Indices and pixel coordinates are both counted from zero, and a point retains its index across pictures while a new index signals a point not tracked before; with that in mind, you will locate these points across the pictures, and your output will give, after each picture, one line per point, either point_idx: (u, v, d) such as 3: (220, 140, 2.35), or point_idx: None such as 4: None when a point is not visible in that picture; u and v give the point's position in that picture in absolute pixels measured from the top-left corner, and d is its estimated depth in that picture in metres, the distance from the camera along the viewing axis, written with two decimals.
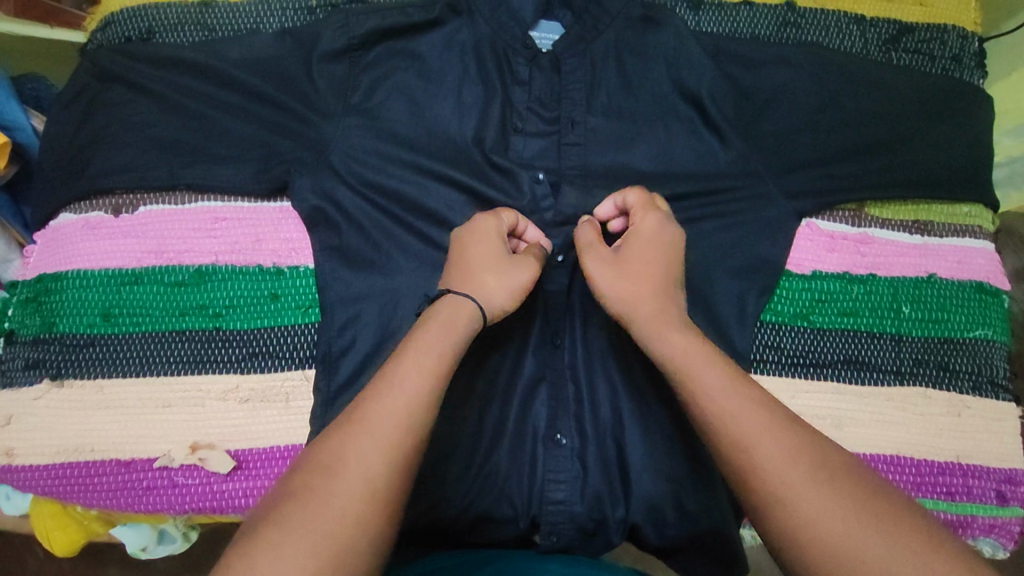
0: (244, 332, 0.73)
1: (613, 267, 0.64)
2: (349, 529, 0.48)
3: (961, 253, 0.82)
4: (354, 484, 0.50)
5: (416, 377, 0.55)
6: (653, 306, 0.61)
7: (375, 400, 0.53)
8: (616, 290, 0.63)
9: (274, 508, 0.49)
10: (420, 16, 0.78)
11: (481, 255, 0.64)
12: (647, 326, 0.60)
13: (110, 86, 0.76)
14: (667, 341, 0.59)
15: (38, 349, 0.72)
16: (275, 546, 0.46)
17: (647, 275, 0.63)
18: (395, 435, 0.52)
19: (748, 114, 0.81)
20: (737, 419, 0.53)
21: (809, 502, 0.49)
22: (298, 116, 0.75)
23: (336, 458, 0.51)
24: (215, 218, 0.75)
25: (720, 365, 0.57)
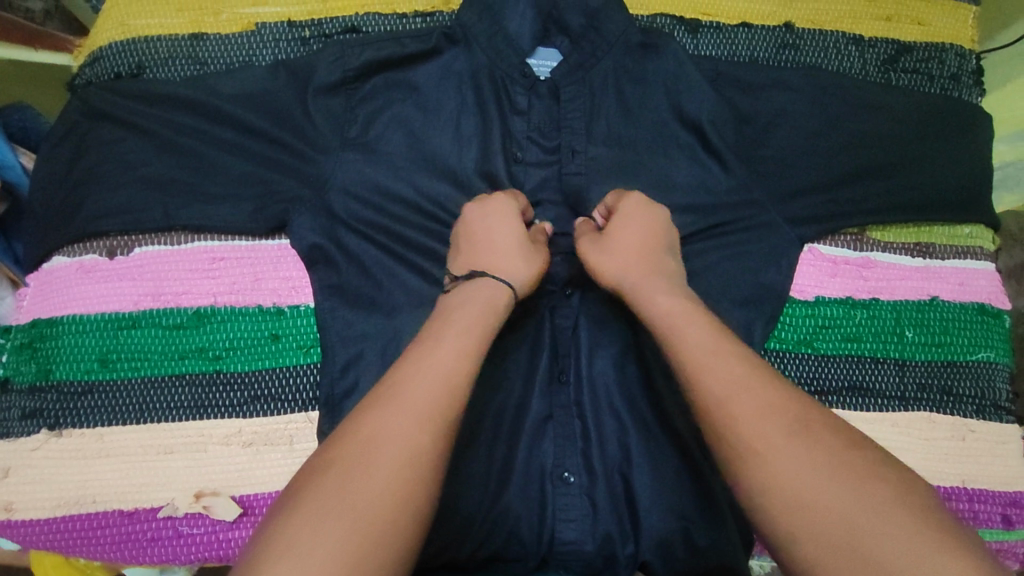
0: (246, 374, 0.72)
1: (595, 246, 0.67)
2: (384, 506, 0.47)
3: (962, 275, 0.82)
4: (387, 463, 0.49)
5: (450, 368, 0.54)
6: (633, 277, 0.63)
7: (409, 378, 0.53)
8: (599, 266, 0.66)
9: (307, 484, 0.48)
10: (416, 47, 0.77)
11: (501, 237, 0.66)
12: (630, 296, 0.63)
13: (102, 125, 0.75)
14: (650, 308, 0.61)
15: (35, 398, 0.71)
16: (309, 521, 0.46)
17: (630, 249, 0.65)
18: (429, 412, 0.51)
19: (749, 139, 0.80)
20: (762, 391, 0.52)
21: (834, 476, 0.47)
22: (295, 151, 0.73)
23: (369, 436, 0.50)
24: (212, 258, 0.74)
25: (734, 337, 0.57)
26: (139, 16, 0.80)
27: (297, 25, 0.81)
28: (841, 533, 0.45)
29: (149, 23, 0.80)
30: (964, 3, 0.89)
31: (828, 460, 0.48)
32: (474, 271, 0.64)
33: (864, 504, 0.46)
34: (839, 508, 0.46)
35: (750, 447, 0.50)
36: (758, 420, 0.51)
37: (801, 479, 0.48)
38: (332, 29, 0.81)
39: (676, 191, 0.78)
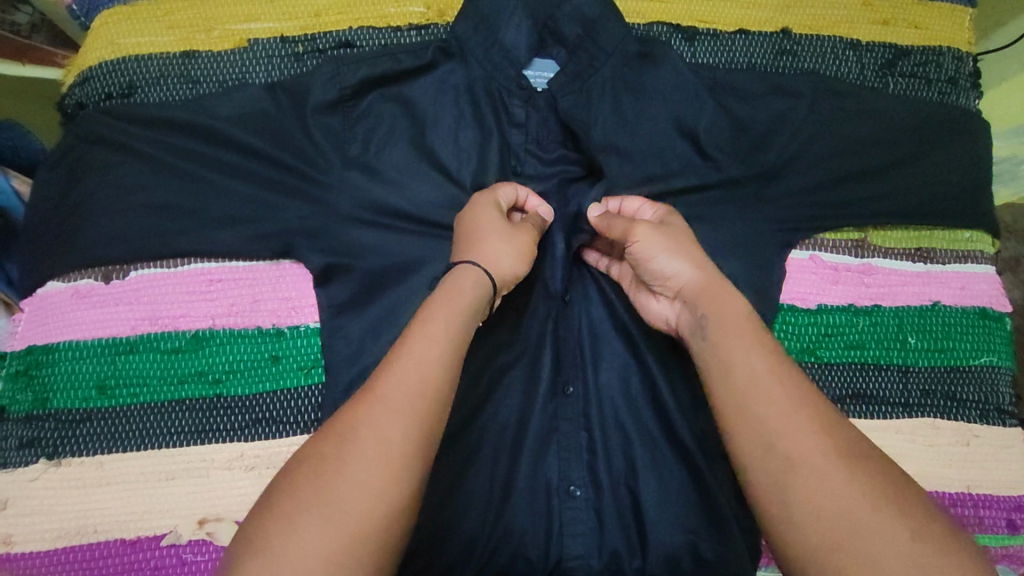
0: (247, 397, 0.72)
1: (664, 235, 0.64)
2: (358, 509, 0.47)
3: (964, 279, 0.82)
4: (359, 465, 0.48)
5: (431, 353, 0.53)
6: (708, 276, 0.62)
7: (387, 374, 0.52)
8: (671, 256, 0.63)
9: (286, 481, 0.49)
10: (411, 62, 0.76)
11: (489, 228, 0.65)
12: (703, 292, 0.61)
13: (95, 147, 0.74)
14: (723, 308, 0.59)
15: (33, 427, 0.70)
16: (286, 520, 0.46)
17: (693, 247, 0.64)
18: (402, 412, 0.50)
19: (751, 146, 0.79)
20: (774, 393, 0.53)
21: (833, 478, 0.49)
22: (294, 171, 0.73)
23: (345, 434, 0.50)
24: (209, 280, 0.74)
25: (765, 342, 0.57)
26: (129, 35, 0.80)
27: (289, 41, 0.80)
28: (828, 531, 0.47)
29: (140, 41, 0.80)
30: (960, 5, 0.89)
31: (832, 464, 0.50)
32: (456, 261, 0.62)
33: (856, 506, 0.48)
34: (832, 509, 0.48)
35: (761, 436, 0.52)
36: (762, 420, 0.53)
37: (803, 478, 0.49)
38: (325, 44, 0.80)
39: (678, 203, 0.78)
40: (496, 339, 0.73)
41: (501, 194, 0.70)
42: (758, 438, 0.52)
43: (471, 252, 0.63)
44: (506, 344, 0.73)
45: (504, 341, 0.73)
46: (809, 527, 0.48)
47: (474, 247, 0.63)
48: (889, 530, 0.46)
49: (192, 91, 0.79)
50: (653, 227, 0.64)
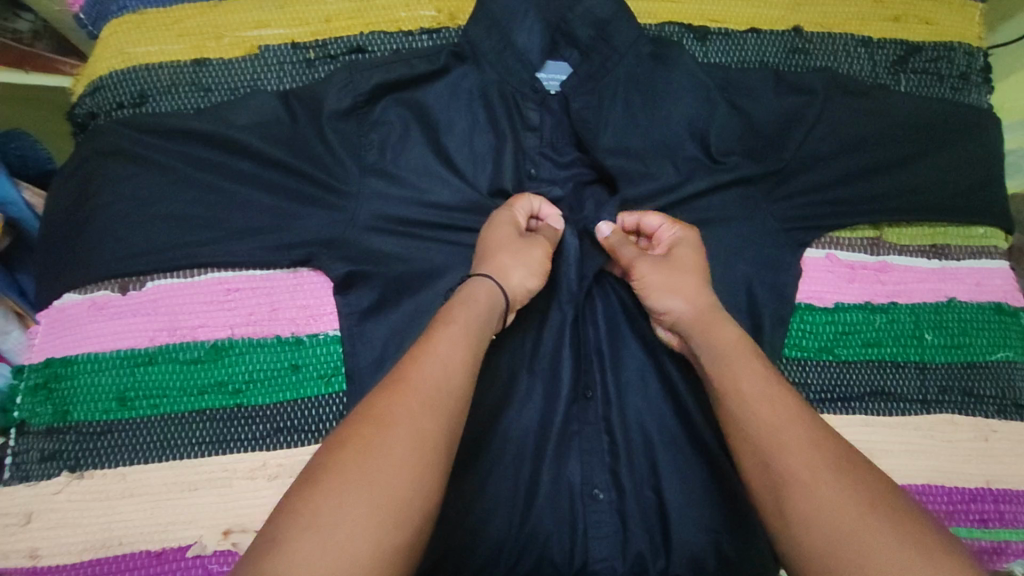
0: (267, 407, 0.72)
1: (662, 272, 0.66)
2: (404, 487, 0.47)
3: (978, 275, 0.82)
4: (403, 444, 0.49)
5: (455, 351, 0.56)
6: (702, 309, 0.63)
7: (418, 367, 0.54)
8: (665, 292, 0.65)
9: (325, 460, 0.48)
10: (426, 67, 0.76)
11: (504, 240, 0.67)
12: (697, 327, 0.63)
13: (113, 159, 0.75)
14: (716, 340, 0.61)
15: (54, 440, 0.71)
16: (335, 495, 0.46)
17: (692, 278, 0.65)
18: (437, 398, 0.52)
19: (766, 144, 0.79)
20: (769, 407, 0.55)
21: (825, 490, 0.49)
22: (313, 180, 0.73)
23: (384, 414, 0.50)
24: (227, 290, 0.74)
25: (758, 366, 0.59)
26: (138, 44, 0.80)
27: (301, 46, 0.80)
28: (822, 540, 0.48)
29: (150, 50, 0.80)
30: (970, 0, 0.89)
31: (827, 475, 0.50)
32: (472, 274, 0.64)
33: (848, 516, 0.48)
34: (828, 518, 0.48)
35: (766, 429, 0.54)
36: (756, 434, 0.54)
37: (797, 490, 0.50)
38: (337, 49, 0.80)
39: (694, 202, 0.77)
40: (515, 344, 0.73)
41: (520, 205, 0.71)
42: (754, 452, 0.54)
43: (486, 263, 0.65)
44: (524, 348, 0.73)
45: (522, 345, 0.73)
46: (808, 534, 0.48)
47: (489, 258, 0.65)
48: (886, 539, 0.46)
49: (204, 99, 0.79)
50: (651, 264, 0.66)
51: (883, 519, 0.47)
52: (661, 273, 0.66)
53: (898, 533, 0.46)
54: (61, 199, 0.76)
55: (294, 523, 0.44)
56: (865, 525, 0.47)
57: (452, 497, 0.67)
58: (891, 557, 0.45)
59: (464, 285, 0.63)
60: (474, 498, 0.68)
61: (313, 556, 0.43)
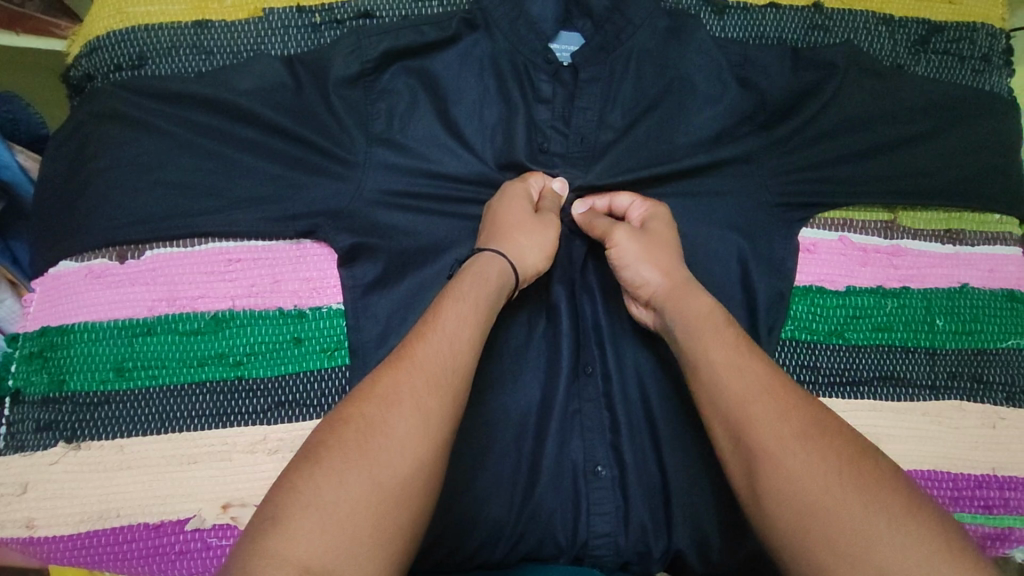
0: (268, 379, 0.70)
1: (639, 243, 0.66)
2: (406, 466, 0.46)
3: (992, 262, 0.81)
4: (406, 422, 0.48)
5: (464, 331, 0.54)
6: (675, 281, 0.64)
7: (424, 345, 0.52)
8: (642, 262, 0.65)
9: (326, 439, 0.47)
10: (435, 34, 0.73)
11: (520, 213, 0.66)
12: (670, 296, 0.63)
13: (113, 123, 0.73)
14: (686, 311, 0.61)
15: (50, 409, 0.69)
16: (337, 475, 0.45)
17: (666, 253, 0.66)
18: (442, 376, 0.51)
19: (782, 122, 0.77)
20: (738, 380, 0.55)
21: (792, 465, 0.49)
22: (319, 150, 0.71)
23: (388, 393, 0.49)
24: (228, 260, 0.72)
25: (729, 334, 0.58)
26: (138, 3, 0.76)
27: (306, 10, 0.77)
28: (794, 518, 0.47)
29: (150, 10, 0.77)
30: None
31: (801, 448, 0.50)
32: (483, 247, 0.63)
33: (813, 489, 0.48)
34: (796, 494, 0.48)
35: (769, 404, 0.53)
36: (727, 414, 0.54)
37: (767, 469, 0.50)
38: (343, 14, 0.77)
39: (708, 179, 0.75)
40: (521, 319, 0.71)
41: (533, 181, 0.70)
42: (730, 431, 0.53)
43: (498, 238, 0.64)
44: (531, 324, 0.71)
45: (529, 320, 0.71)
46: (782, 513, 0.48)
47: (505, 233, 0.64)
48: (848, 508, 0.46)
49: (206, 63, 0.76)
50: (629, 234, 0.66)
51: (845, 485, 0.47)
52: (638, 244, 0.66)
53: (881, 502, 0.46)
54: (56, 163, 0.74)
55: (294, 503, 0.43)
56: (830, 497, 0.47)
57: (453, 471, 0.66)
58: (858, 526, 0.45)
59: (476, 258, 0.62)
60: (476, 474, 0.66)
61: (313, 535, 0.42)
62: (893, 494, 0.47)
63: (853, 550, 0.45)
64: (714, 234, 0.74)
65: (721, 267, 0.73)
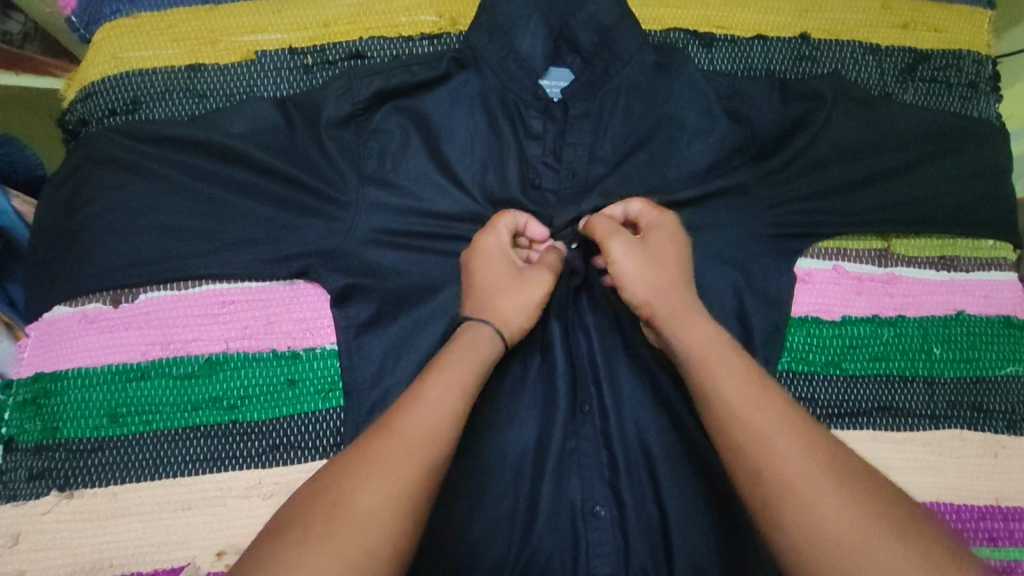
0: (262, 423, 0.70)
1: (641, 260, 0.65)
2: (380, 534, 0.47)
3: (987, 287, 0.81)
4: (381, 490, 0.48)
5: (446, 396, 0.55)
6: (675, 299, 0.63)
7: (405, 412, 0.53)
8: (643, 280, 0.64)
9: (304, 510, 0.48)
10: (426, 73, 0.74)
11: (497, 276, 0.66)
12: (670, 313, 0.62)
13: (107, 168, 0.73)
14: (689, 332, 0.59)
15: (42, 457, 0.68)
16: (311, 544, 0.45)
17: (668, 272, 0.65)
18: (422, 442, 0.51)
19: (773, 153, 0.77)
20: (739, 400, 0.54)
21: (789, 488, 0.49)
22: (312, 191, 0.72)
23: (367, 460, 0.50)
24: (222, 302, 0.72)
25: (732, 358, 0.57)
26: (132, 49, 0.78)
27: (298, 52, 0.78)
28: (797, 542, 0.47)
29: (144, 55, 0.78)
30: (979, 8, 0.87)
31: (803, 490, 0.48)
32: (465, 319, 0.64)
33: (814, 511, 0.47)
34: (797, 517, 0.48)
35: (766, 441, 0.51)
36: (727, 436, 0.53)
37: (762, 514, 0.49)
38: (335, 55, 0.78)
39: (701, 211, 0.75)
40: (516, 357, 0.71)
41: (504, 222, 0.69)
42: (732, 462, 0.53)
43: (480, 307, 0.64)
44: (526, 361, 0.71)
45: (524, 357, 0.71)
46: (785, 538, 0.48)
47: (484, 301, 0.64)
48: (848, 529, 0.46)
49: (199, 106, 0.76)
50: (631, 249, 0.65)
51: (845, 504, 0.47)
52: (639, 259, 0.65)
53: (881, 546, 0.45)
54: (51, 208, 0.74)
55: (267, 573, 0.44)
56: (827, 539, 0.46)
57: (450, 513, 0.65)
58: (859, 548, 0.45)
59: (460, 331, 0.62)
60: (472, 516, 0.65)
61: None
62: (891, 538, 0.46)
63: (849, 568, 0.45)
64: (708, 267, 0.73)
65: (716, 299, 0.73)
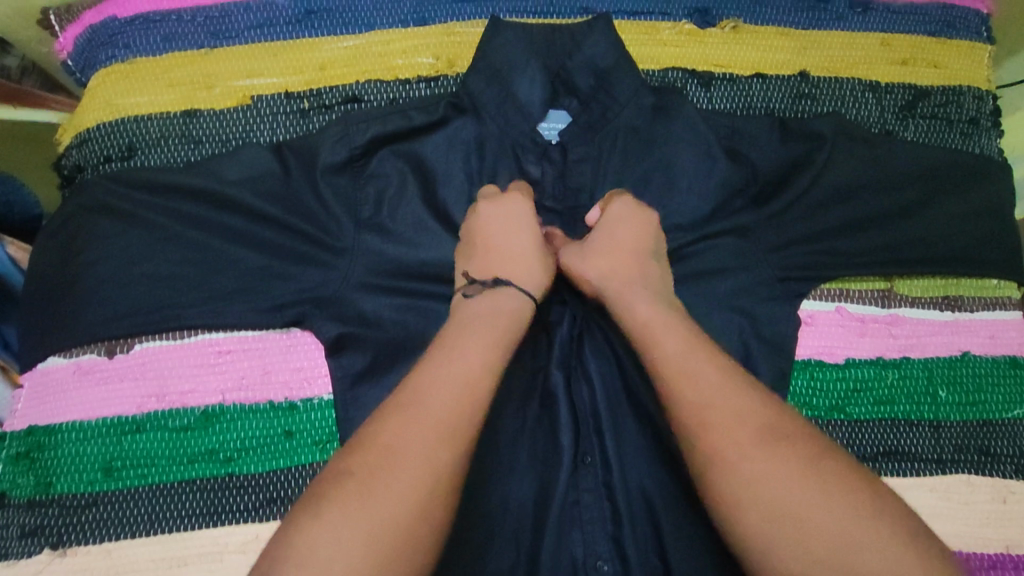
0: (259, 476, 0.69)
1: (585, 255, 0.66)
2: (400, 515, 0.47)
3: (992, 327, 0.80)
4: (399, 471, 0.48)
5: (460, 371, 0.54)
6: (620, 287, 0.63)
7: (419, 393, 0.52)
8: (591, 276, 0.65)
9: (321, 492, 0.48)
10: (422, 119, 0.74)
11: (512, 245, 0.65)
12: (617, 306, 0.62)
13: (99, 216, 0.72)
14: (631, 323, 0.60)
15: (35, 514, 0.67)
16: (331, 531, 0.46)
17: (615, 257, 0.65)
18: (439, 423, 0.51)
19: (773, 195, 0.76)
20: (728, 402, 0.52)
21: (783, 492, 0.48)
22: (308, 238, 0.71)
23: (383, 444, 0.50)
24: (218, 352, 0.71)
25: (705, 346, 0.57)
26: (127, 95, 0.77)
27: (295, 96, 0.78)
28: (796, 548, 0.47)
29: (139, 101, 0.77)
30: (978, 43, 0.87)
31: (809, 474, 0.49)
32: (493, 284, 0.62)
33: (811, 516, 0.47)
34: (793, 522, 0.47)
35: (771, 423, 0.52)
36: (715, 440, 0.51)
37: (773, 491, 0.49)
38: (331, 99, 0.78)
39: (702, 255, 0.74)
40: (516, 407, 0.70)
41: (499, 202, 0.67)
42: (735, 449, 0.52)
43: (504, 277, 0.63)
44: (525, 412, 0.70)
45: (523, 407, 0.70)
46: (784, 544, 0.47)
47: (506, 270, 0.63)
48: (842, 532, 0.46)
49: (195, 152, 0.76)
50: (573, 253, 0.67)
51: (842, 485, 0.48)
52: (583, 258, 0.66)
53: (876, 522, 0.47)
54: (43, 257, 0.73)
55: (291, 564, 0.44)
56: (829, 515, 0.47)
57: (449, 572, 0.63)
58: (853, 552, 0.46)
59: (482, 302, 0.61)
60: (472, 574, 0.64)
61: None
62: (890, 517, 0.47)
63: (867, 535, 0.46)
64: (711, 312, 0.72)
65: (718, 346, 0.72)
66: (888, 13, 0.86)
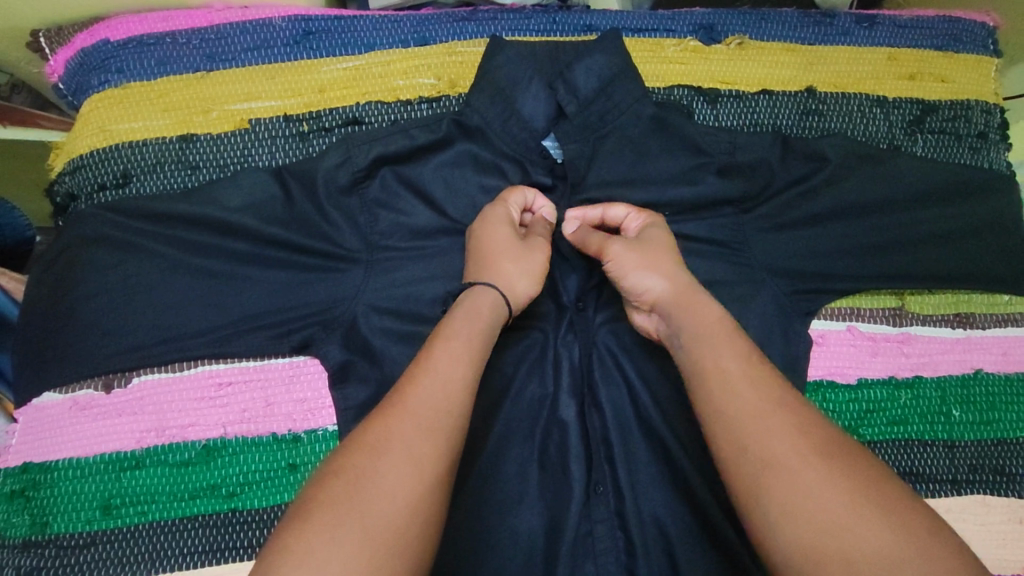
0: (262, 511, 0.67)
1: (636, 251, 0.64)
2: (399, 512, 0.45)
3: (1004, 344, 0.79)
4: (397, 468, 0.47)
5: (456, 366, 0.54)
6: (680, 286, 0.61)
7: (414, 388, 0.51)
8: (644, 270, 0.62)
9: (315, 494, 0.46)
10: (425, 137, 0.72)
11: (504, 239, 0.65)
12: (677, 302, 0.60)
13: (94, 245, 0.70)
14: (697, 317, 0.58)
15: (31, 555, 0.65)
16: (327, 531, 0.43)
17: (667, 257, 0.63)
18: (435, 420, 0.50)
19: (785, 211, 0.74)
20: (739, 397, 0.52)
21: (814, 483, 0.46)
22: (309, 265, 0.69)
23: (380, 441, 0.48)
24: (219, 384, 0.70)
25: (735, 342, 0.56)
26: (122, 121, 0.76)
27: (293, 119, 0.77)
28: (815, 540, 0.45)
29: (134, 127, 0.76)
30: (985, 56, 0.86)
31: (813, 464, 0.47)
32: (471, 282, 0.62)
33: (847, 506, 0.45)
34: (802, 512, 0.46)
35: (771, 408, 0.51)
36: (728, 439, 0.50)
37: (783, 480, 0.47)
38: (331, 121, 0.77)
39: (712, 277, 0.73)
40: (524, 436, 0.68)
41: (514, 198, 0.69)
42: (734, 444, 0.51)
43: (485, 272, 0.62)
44: (534, 440, 0.68)
45: (532, 436, 0.68)
46: (800, 538, 0.45)
47: (492, 264, 0.63)
48: (852, 523, 0.44)
49: (192, 178, 0.75)
50: (625, 244, 0.64)
51: (845, 471, 0.47)
52: (632, 251, 0.64)
53: (882, 509, 0.45)
54: (33, 289, 0.71)
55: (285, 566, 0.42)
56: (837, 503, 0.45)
57: None
58: (867, 552, 0.43)
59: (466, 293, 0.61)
60: None
61: None
62: (899, 505, 0.46)
63: (876, 520, 0.45)
64: None
65: None
66: (894, 28, 0.86)
